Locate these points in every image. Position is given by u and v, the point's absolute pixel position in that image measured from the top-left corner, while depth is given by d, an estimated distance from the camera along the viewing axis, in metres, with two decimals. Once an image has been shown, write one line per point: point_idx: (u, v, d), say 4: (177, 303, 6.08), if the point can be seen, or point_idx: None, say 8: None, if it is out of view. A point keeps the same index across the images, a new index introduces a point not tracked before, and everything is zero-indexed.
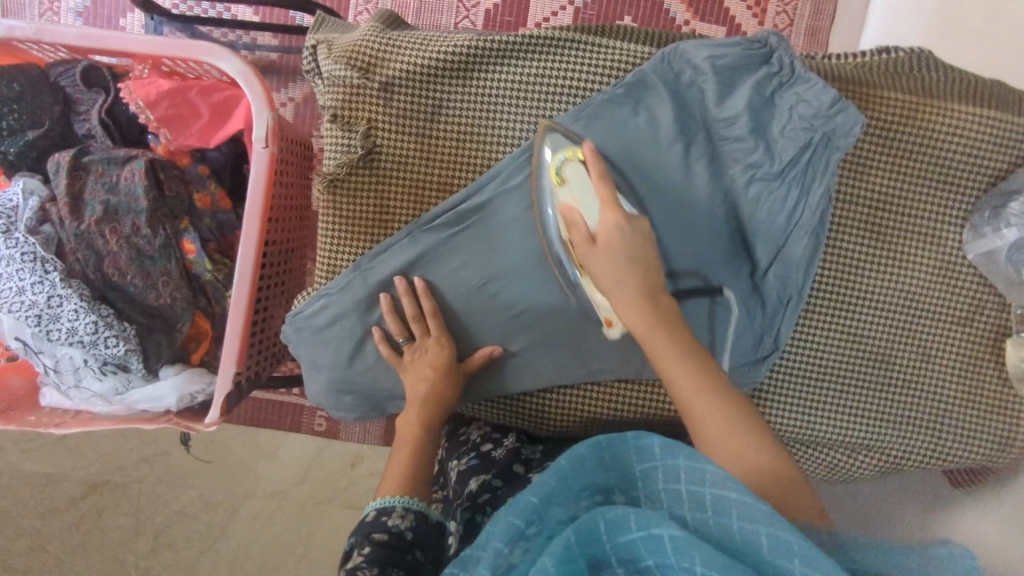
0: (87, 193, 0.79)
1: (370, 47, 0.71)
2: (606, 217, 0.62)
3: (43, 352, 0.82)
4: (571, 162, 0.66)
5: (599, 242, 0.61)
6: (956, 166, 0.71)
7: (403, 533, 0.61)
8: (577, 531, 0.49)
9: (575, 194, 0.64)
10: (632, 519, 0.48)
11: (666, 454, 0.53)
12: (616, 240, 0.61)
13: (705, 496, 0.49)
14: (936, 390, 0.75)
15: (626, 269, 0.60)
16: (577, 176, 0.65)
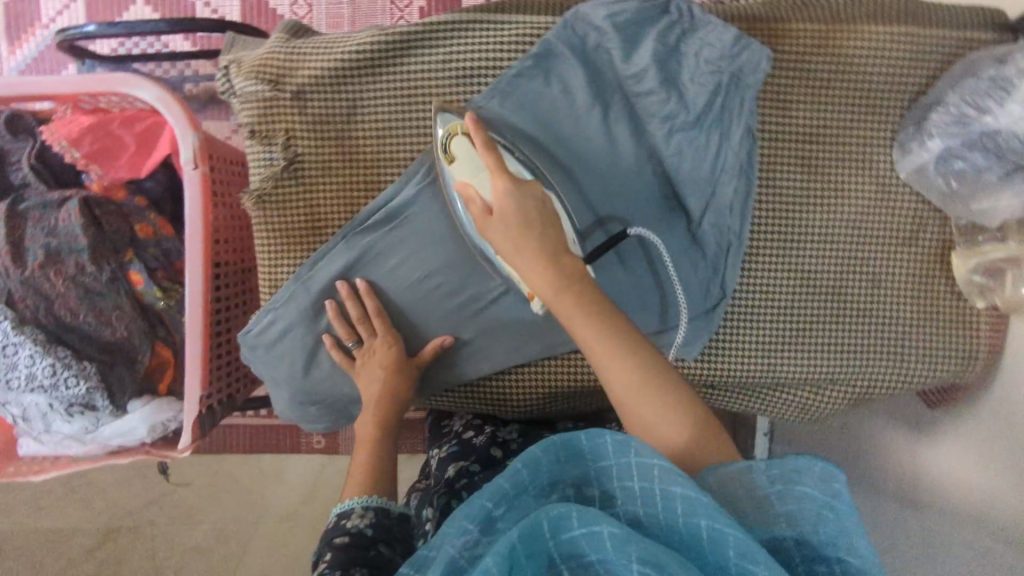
0: (28, 239, 0.80)
1: (277, 58, 0.72)
2: (498, 188, 0.61)
3: (10, 403, 0.83)
4: (455, 137, 0.65)
5: (494, 214, 0.60)
6: (878, 88, 0.71)
7: (363, 530, 0.61)
8: (521, 530, 0.44)
9: (469, 171, 0.64)
10: (575, 518, 0.44)
11: (619, 451, 0.49)
12: (510, 208, 0.59)
13: (654, 491, 0.46)
14: (891, 314, 0.75)
15: (527, 239, 0.59)
16: (466, 153, 0.64)
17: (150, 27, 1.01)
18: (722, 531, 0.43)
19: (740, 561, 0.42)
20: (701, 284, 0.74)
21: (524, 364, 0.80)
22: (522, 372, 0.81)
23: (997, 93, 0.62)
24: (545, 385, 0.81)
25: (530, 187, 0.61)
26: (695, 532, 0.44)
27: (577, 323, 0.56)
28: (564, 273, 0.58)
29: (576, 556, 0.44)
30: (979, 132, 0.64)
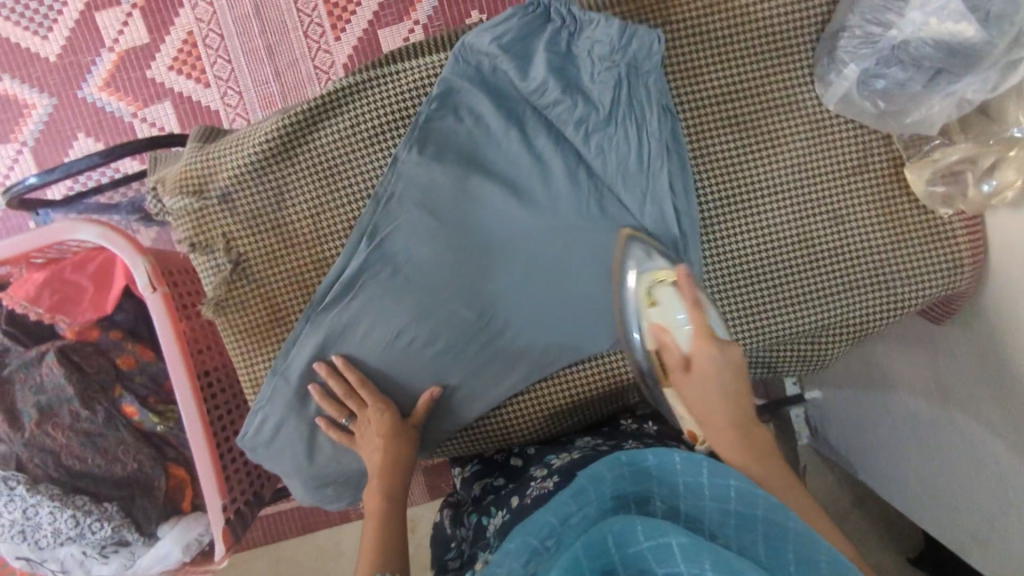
0: (19, 402, 0.82)
1: (197, 170, 0.75)
2: (700, 351, 0.66)
3: (47, 560, 0.84)
4: (662, 284, 0.68)
5: (694, 370, 0.66)
6: (778, 30, 0.71)
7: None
8: (586, 545, 0.47)
9: (667, 317, 0.68)
10: (640, 530, 0.46)
11: (689, 470, 0.54)
12: (708, 369, 0.66)
13: (730, 508, 0.52)
14: (860, 243, 0.74)
15: (720, 392, 0.66)
16: (671, 301, 0.68)
17: (84, 164, 1.03)
18: (815, 553, 0.50)
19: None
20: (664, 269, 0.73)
21: (523, 393, 0.80)
22: (521, 402, 0.80)
23: (896, 5, 0.63)
24: (544, 408, 0.80)
25: (731, 350, 0.66)
26: (779, 547, 0.50)
27: (716, 422, 0.66)
28: (740, 410, 0.66)
29: (643, 569, 0.45)
30: (888, 47, 0.63)
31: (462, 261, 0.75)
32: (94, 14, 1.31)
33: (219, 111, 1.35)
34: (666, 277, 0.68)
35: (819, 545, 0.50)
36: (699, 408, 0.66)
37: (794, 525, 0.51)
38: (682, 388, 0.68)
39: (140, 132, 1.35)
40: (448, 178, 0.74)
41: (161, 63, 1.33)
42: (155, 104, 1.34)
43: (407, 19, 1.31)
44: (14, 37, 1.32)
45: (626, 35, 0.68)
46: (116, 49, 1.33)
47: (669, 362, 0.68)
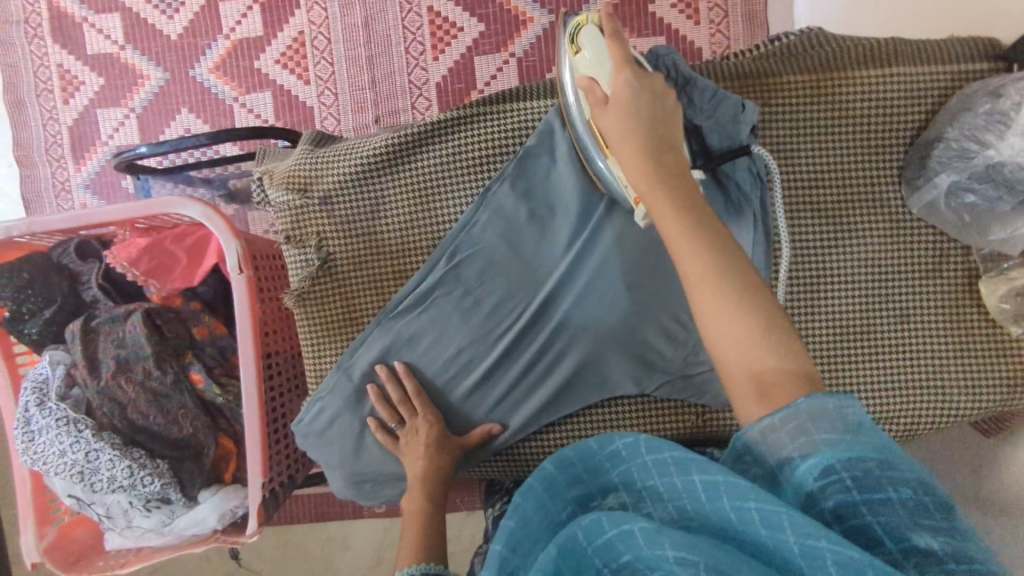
0: (100, 350, 0.89)
1: (303, 170, 0.80)
2: (618, 80, 0.62)
3: (95, 502, 0.88)
4: (586, 30, 0.66)
5: (611, 102, 0.62)
6: (877, 128, 0.73)
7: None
8: (559, 548, 0.47)
9: (592, 61, 0.64)
10: (606, 522, 0.46)
11: (631, 452, 0.53)
12: (628, 96, 0.61)
13: (676, 483, 0.49)
14: (926, 347, 0.74)
15: (638, 121, 0.60)
16: (593, 40, 0.65)
17: (191, 143, 1.11)
18: (747, 501, 0.44)
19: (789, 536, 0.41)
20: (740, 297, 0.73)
21: (553, 425, 0.82)
22: (557, 434, 0.83)
23: (997, 126, 0.64)
24: (580, 445, 0.83)
25: None
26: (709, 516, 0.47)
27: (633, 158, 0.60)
28: (669, 176, 0.58)
29: (611, 559, 0.44)
30: (983, 164, 0.65)
31: (531, 295, 0.79)
32: (218, 3, 1.42)
33: (314, 108, 1.42)
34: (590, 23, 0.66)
35: (751, 491, 0.44)
36: (620, 148, 0.61)
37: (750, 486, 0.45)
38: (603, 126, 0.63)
39: (239, 116, 1.44)
40: (529, 216, 0.78)
41: (269, 56, 1.42)
42: (256, 92, 1.43)
43: (504, 51, 1.37)
44: (144, 13, 1.44)
45: (717, 98, 0.70)
46: (231, 37, 1.42)
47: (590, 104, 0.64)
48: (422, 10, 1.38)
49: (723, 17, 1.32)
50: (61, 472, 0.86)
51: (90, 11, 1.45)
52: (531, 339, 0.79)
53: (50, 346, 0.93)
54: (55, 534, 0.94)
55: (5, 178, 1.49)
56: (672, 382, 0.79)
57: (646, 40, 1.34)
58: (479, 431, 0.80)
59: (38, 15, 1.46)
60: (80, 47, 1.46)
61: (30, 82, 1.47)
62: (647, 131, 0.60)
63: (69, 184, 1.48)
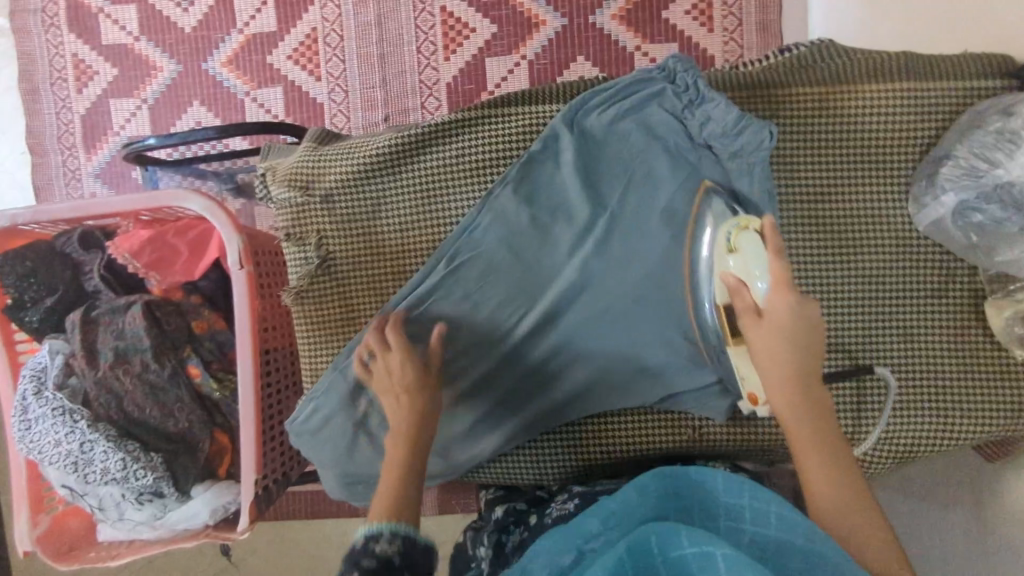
0: (99, 342, 0.89)
1: (306, 168, 0.80)
2: (775, 297, 0.62)
3: (88, 493, 0.88)
4: (746, 231, 0.66)
5: (766, 317, 0.62)
6: (886, 143, 0.72)
7: (391, 558, 0.58)
8: (631, 545, 0.50)
9: (749, 265, 0.64)
10: (685, 539, 0.48)
11: (731, 491, 0.56)
12: (787, 323, 0.61)
13: (768, 541, 0.51)
14: (929, 368, 0.73)
15: (794, 349, 0.60)
16: (753, 249, 0.64)
17: (199, 136, 1.11)
18: None
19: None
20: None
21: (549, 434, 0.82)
22: (552, 443, 0.82)
23: (1006, 146, 0.63)
24: (575, 454, 0.82)
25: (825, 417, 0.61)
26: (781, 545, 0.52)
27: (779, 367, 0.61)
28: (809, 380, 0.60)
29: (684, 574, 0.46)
30: (991, 184, 0.64)
31: (530, 301, 0.78)
32: None
33: (324, 105, 1.42)
34: (752, 225, 0.67)
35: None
36: (764, 355, 0.61)
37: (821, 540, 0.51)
38: (747, 330, 0.62)
39: (250, 110, 1.44)
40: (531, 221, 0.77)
41: (281, 52, 1.42)
42: (267, 87, 1.43)
43: (516, 53, 1.36)
44: (159, 5, 1.44)
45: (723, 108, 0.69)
46: (245, 32, 1.43)
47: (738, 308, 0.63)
48: (435, 9, 1.38)
49: (737, 25, 1.31)
50: (55, 462, 0.86)
51: (107, 2, 1.46)
52: (529, 346, 0.79)
53: (51, 335, 0.93)
54: (48, 522, 0.94)
55: (17, 165, 1.50)
56: (670, 394, 0.78)
57: (659, 47, 1.33)
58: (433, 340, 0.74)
59: (55, 4, 1.47)
60: (95, 37, 1.46)
61: (45, 70, 1.48)
62: (799, 361, 0.61)
63: (80, 173, 1.48)
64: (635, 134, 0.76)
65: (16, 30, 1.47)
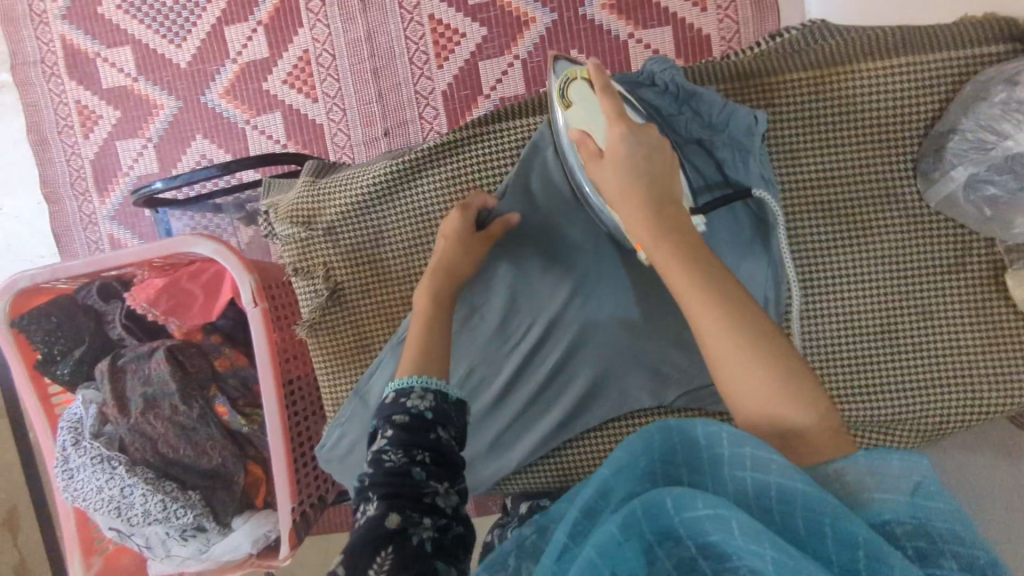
0: (129, 390, 0.91)
1: (306, 204, 0.81)
2: (613, 134, 0.61)
3: (135, 534, 0.91)
4: (575, 83, 0.67)
5: (605, 157, 0.61)
6: (887, 122, 0.70)
7: (423, 413, 0.64)
8: (645, 507, 0.50)
9: (587, 118, 0.66)
10: (699, 500, 0.48)
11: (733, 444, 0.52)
12: (621, 151, 0.60)
13: (769, 485, 0.50)
14: (950, 346, 0.72)
15: (635, 177, 0.60)
16: (584, 97, 0.66)
17: (204, 175, 1.13)
18: (854, 529, 0.46)
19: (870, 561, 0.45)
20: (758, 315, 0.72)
21: (573, 440, 0.82)
22: (576, 448, 0.82)
23: (1014, 116, 0.59)
24: (599, 458, 0.82)
25: None
26: (789, 509, 0.49)
27: (632, 214, 0.60)
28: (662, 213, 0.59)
29: (701, 532, 0.48)
30: (1001, 156, 0.61)
31: (539, 311, 0.79)
32: (223, 28, 1.43)
33: (324, 125, 1.43)
34: (578, 75, 0.67)
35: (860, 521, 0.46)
36: (614, 196, 0.61)
37: (831, 499, 0.48)
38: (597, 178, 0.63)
39: (251, 138, 1.46)
40: (535, 234, 0.78)
41: (276, 77, 1.43)
42: (266, 114, 1.45)
43: (508, 53, 1.35)
44: (152, 44, 1.46)
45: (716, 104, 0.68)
46: (239, 61, 1.44)
47: (584, 158, 0.64)
48: (423, 18, 1.37)
49: (730, 1, 1.28)
50: (99, 508, 0.89)
51: (102, 46, 1.48)
52: (542, 358, 0.80)
53: (82, 384, 0.96)
54: (101, 564, 0.98)
55: (35, 215, 1.54)
56: (691, 395, 0.77)
57: (652, 32, 1.31)
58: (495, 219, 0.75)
59: (53, 54, 1.49)
60: (95, 82, 1.49)
61: (51, 120, 1.51)
62: (647, 186, 0.60)
63: (96, 217, 1.52)
64: None
65: (19, 84, 1.50)
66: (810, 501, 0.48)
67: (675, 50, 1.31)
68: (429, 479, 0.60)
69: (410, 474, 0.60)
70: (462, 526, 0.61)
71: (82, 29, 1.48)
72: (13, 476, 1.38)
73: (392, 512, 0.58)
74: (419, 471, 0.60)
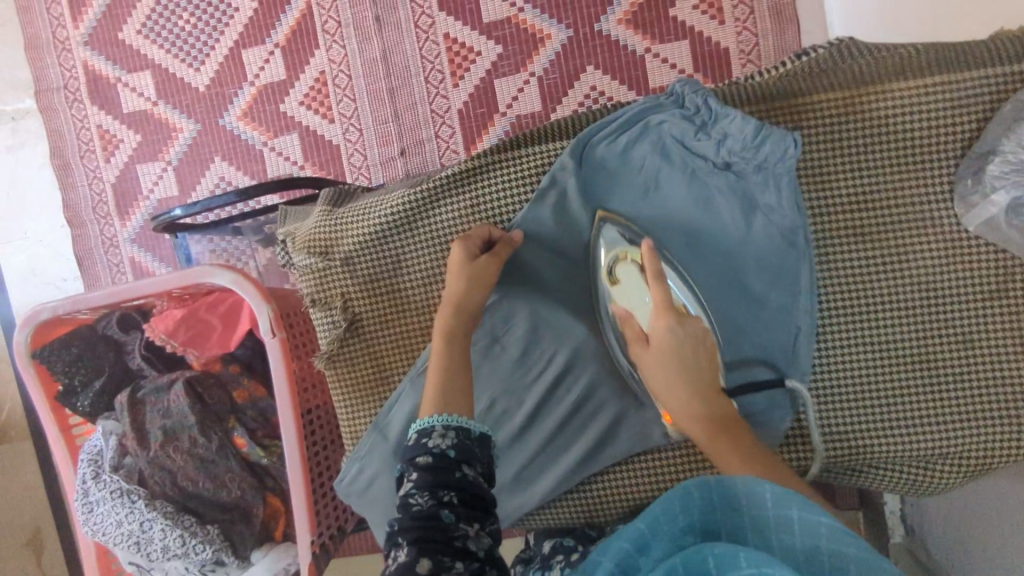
0: (148, 421, 0.91)
1: (324, 234, 0.80)
2: (659, 323, 0.67)
3: (153, 568, 0.90)
4: (625, 263, 0.71)
5: (652, 345, 0.68)
6: (923, 142, 0.67)
7: (446, 452, 0.64)
8: (686, 562, 0.51)
9: (633, 298, 0.71)
10: (742, 557, 0.48)
11: (778, 504, 0.54)
12: (667, 343, 0.67)
13: (818, 549, 0.51)
14: (993, 376, 0.68)
15: (684, 377, 0.66)
16: (633, 279, 0.70)
17: (222, 200, 1.13)
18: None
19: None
20: (786, 347, 0.71)
21: (598, 474, 0.79)
22: (601, 484, 0.79)
23: None
24: (625, 494, 0.79)
25: None
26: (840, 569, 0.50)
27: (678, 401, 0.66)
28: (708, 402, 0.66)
29: None
30: None
31: (561, 342, 0.77)
32: (241, 51, 1.44)
33: (340, 146, 1.43)
34: (629, 255, 0.70)
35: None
36: (659, 382, 0.67)
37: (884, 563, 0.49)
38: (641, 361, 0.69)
39: (269, 160, 1.46)
40: (556, 262, 0.76)
41: (293, 99, 1.43)
42: (283, 135, 1.45)
43: (524, 70, 1.34)
44: (172, 68, 1.47)
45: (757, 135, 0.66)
46: (256, 84, 1.44)
47: (630, 336, 0.70)
48: (439, 37, 1.37)
49: (750, 13, 1.26)
50: (119, 542, 0.88)
51: (124, 71, 1.49)
52: (564, 390, 0.77)
53: (103, 415, 0.96)
54: None
55: (57, 239, 1.55)
56: None
57: (670, 46, 1.29)
58: (506, 241, 0.73)
59: (75, 79, 1.51)
60: (116, 107, 1.50)
61: (73, 145, 1.52)
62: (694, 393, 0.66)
63: (117, 240, 1.53)
64: (649, 159, 0.72)
65: (43, 109, 1.52)
66: (862, 565, 0.49)
67: (694, 64, 1.29)
68: (458, 521, 0.60)
69: (438, 516, 0.60)
70: (495, 567, 0.61)
71: (104, 55, 1.50)
72: (37, 501, 1.39)
73: (423, 558, 0.58)
74: (447, 512, 0.60)
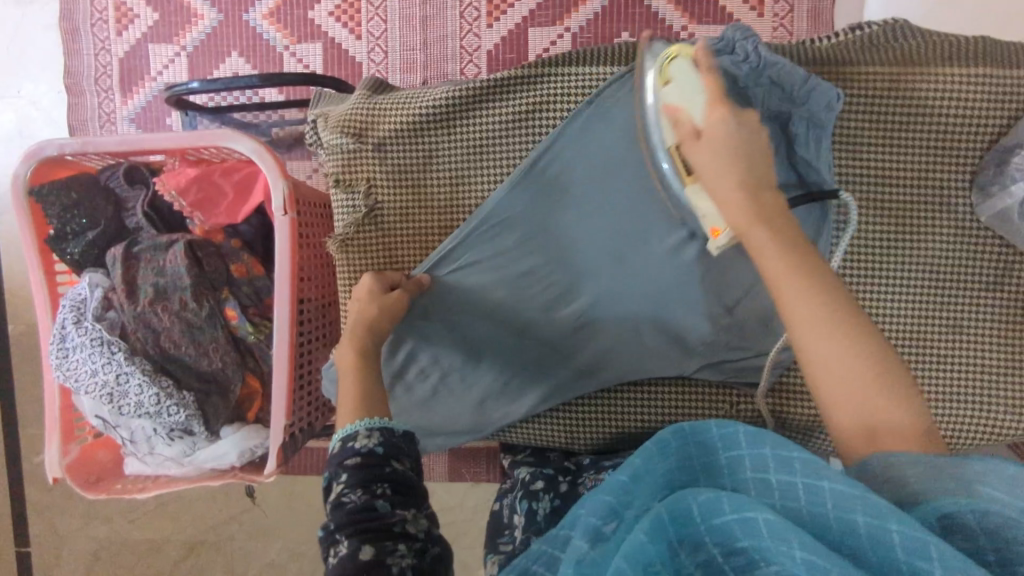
0: (139, 278, 0.89)
1: (359, 115, 0.79)
2: (714, 114, 0.61)
3: (119, 425, 0.90)
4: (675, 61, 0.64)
5: (704, 136, 0.60)
6: (954, 129, 0.70)
7: (374, 449, 0.59)
8: (669, 507, 0.48)
9: (684, 95, 0.62)
10: (726, 503, 0.46)
11: (753, 443, 0.50)
12: (720, 133, 0.60)
13: (798, 485, 0.47)
14: (974, 360, 0.73)
15: (732, 164, 0.59)
16: (683, 76, 0.63)
17: (244, 83, 1.10)
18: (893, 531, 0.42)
19: (910, 556, 0.41)
20: None
21: (580, 397, 0.82)
22: (581, 408, 0.82)
23: None
24: (605, 419, 0.82)
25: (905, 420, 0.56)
26: (826, 516, 0.45)
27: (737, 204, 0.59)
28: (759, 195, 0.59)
29: (730, 542, 0.45)
30: None
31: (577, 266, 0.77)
32: None
33: (362, 64, 1.41)
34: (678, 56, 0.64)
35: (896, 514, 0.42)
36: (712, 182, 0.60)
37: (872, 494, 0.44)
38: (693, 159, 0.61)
39: (288, 64, 1.42)
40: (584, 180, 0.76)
41: (323, 7, 1.40)
42: (308, 42, 1.41)
43: (560, 24, 1.33)
44: None
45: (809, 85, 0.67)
46: None
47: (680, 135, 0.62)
48: None
49: (788, 11, 1.28)
50: (91, 391, 0.87)
51: None
52: (568, 308, 0.78)
53: (89, 268, 0.94)
54: (77, 452, 0.95)
55: (53, 104, 1.47)
56: (711, 368, 0.77)
57: (704, 28, 1.30)
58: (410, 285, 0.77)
59: None
60: None
61: (85, 9, 1.44)
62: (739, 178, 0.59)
63: (114, 116, 1.46)
64: None
65: None
66: (843, 506, 0.44)
67: None
68: (394, 509, 0.56)
69: (373, 507, 0.55)
70: (439, 546, 0.57)
71: None
72: None
73: (365, 545, 0.53)
74: (381, 504, 0.56)
